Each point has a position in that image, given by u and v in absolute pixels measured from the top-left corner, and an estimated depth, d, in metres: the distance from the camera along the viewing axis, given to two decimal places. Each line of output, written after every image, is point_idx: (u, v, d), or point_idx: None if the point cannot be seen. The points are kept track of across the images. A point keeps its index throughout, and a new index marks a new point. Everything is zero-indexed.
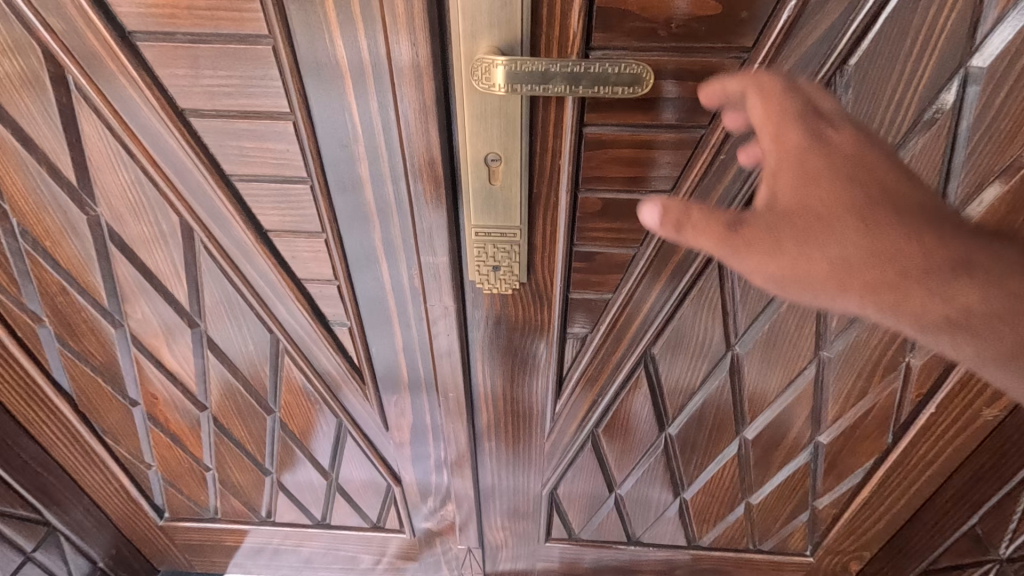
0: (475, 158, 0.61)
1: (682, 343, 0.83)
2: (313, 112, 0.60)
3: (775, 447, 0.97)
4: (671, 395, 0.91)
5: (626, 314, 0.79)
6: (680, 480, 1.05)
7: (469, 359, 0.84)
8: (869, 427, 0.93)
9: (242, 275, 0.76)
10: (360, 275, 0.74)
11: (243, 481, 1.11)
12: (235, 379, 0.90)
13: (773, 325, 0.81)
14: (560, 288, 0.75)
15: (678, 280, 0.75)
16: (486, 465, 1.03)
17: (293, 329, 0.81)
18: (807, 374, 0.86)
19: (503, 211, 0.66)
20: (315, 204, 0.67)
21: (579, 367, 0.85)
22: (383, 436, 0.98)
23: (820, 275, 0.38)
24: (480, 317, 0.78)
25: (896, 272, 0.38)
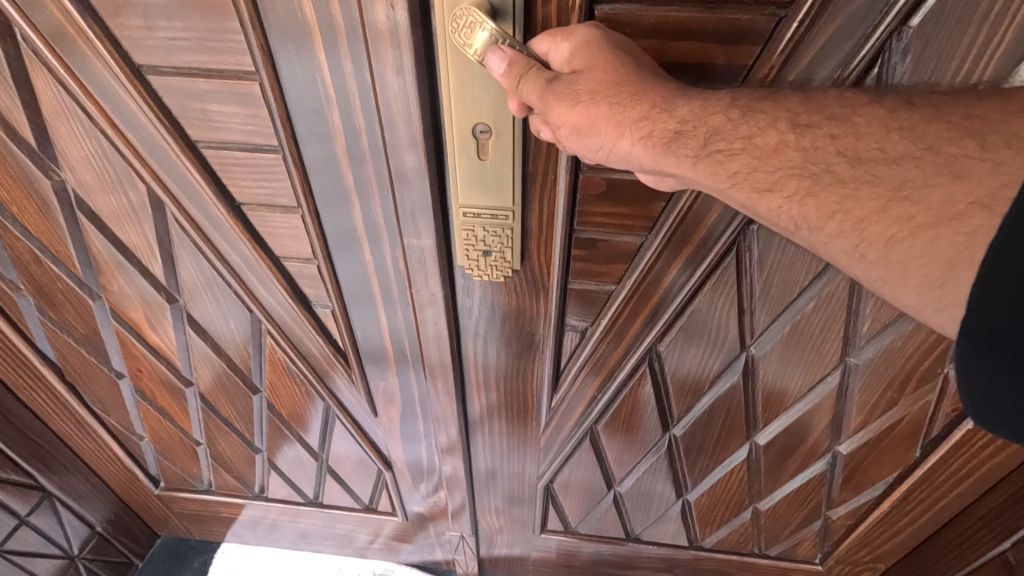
0: (463, 128, 0.54)
1: (691, 340, 0.76)
2: (280, 72, 0.53)
3: (788, 455, 0.90)
4: (678, 394, 0.84)
5: (630, 309, 0.72)
6: (685, 480, 0.98)
7: (459, 345, 0.79)
8: (896, 442, 0.85)
9: (217, 251, 0.71)
10: (340, 256, 0.68)
11: (233, 457, 1.10)
12: (218, 358, 0.87)
13: (795, 327, 0.73)
14: (558, 277, 0.68)
15: (689, 278, 0.68)
16: (479, 454, 0.99)
17: (275, 310, 0.77)
18: (830, 382, 0.79)
19: (494, 189, 0.59)
20: (289, 175, 0.61)
21: (578, 362, 0.79)
22: (372, 421, 0.94)
23: (604, 118, 0.45)
24: (472, 303, 0.72)
25: (648, 104, 0.45)
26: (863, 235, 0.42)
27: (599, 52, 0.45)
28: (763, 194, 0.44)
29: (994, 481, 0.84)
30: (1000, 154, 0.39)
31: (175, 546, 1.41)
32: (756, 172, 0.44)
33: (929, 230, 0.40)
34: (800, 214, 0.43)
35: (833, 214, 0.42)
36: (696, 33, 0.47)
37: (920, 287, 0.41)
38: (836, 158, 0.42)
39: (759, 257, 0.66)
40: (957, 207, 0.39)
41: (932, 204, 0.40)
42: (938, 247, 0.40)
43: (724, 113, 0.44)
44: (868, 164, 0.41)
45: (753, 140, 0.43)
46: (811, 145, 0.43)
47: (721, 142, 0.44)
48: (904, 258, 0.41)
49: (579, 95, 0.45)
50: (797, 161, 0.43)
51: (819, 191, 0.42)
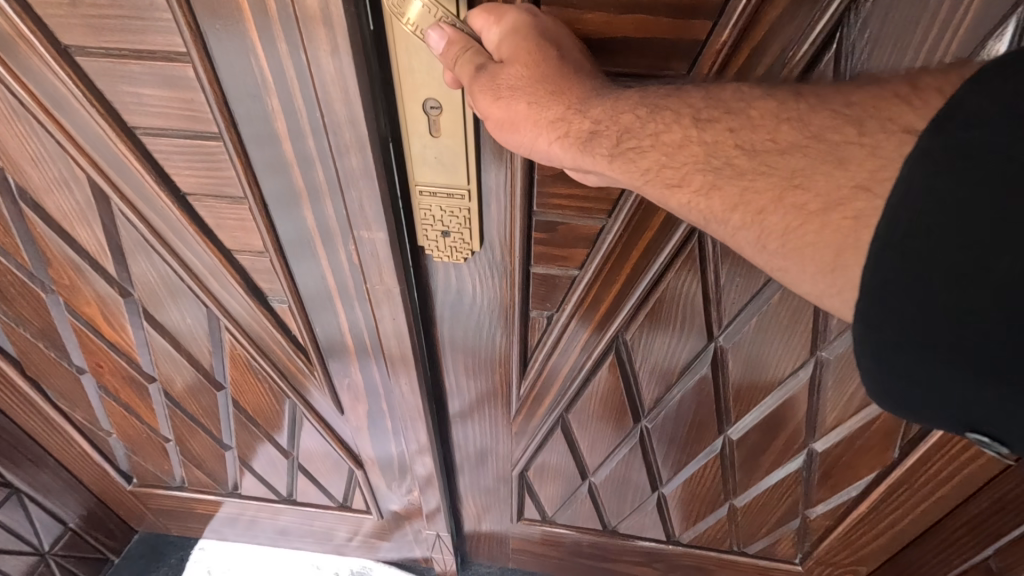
0: (414, 102, 0.52)
1: (657, 331, 0.74)
2: (212, 51, 0.49)
3: (759, 450, 0.88)
4: (646, 387, 0.82)
5: (591, 298, 0.70)
6: (659, 475, 0.97)
7: (419, 339, 0.76)
8: (872, 442, 0.83)
9: (172, 250, 0.68)
10: (292, 250, 0.65)
11: (203, 454, 1.07)
12: (179, 354, 0.84)
13: (762, 319, 0.70)
14: (519, 260, 0.66)
15: (649, 266, 0.66)
16: (451, 442, 0.98)
17: (234, 308, 0.75)
18: (802, 376, 0.76)
19: (447, 169, 0.57)
20: (231, 163, 0.58)
21: (544, 352, 0.77)
22: (340, 420, 0.92)
23: (522, 116, 0.46)
24: (432, 287, 0.71)
25: (564, 104, 0.46)
26: (763, 226, 0.41)
27: (524, 40, 0.45)
28: (673, 189, 0.45)
29: (975, 486, 0.81)
30: (876, 138, 0.38)
31: (153, 541, 1.39)
32: (665, 169, 0.44)
33: (816, 218, 0.39)
34: (708, 208, 0.43)
35: (736, 206, 0.42)
36: (645, 6, 0.45)
37: (816, 274, 0.41)
38: (736, 151, 0.42)
39: (721, 247, 0.63)
40: (841, 190, 0.38)
41: (820, 190, 0.39)
42: (825, 234, 0.39)
43: (634, 112, 0.45)
44: (763, 156, 0.41)
45: (660, 137, 0.44)
46: (711, 139, 0.43)
47: (632, 140, 0.45)
48: (797, 247, 0.40)
49: (500, 89, 0.46)
50: (700, 156, 0.43)
51: (722, 184, 0.42)
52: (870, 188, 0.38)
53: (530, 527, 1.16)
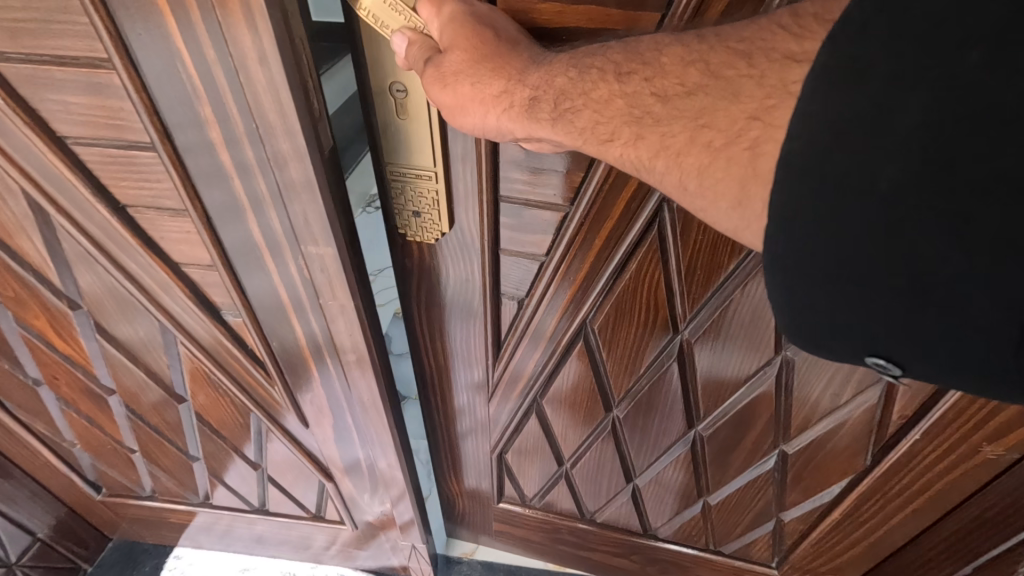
0: (382, 89, 0.63)
1: (620, 321, 0.87)
2: (136, 57, 0.46)
3: (726, 440, 1.01)
4: (615, 374, 0.96)
5: (556, 283, 0.82)
6: (632, 468, 1.14)
7: (408, 311, 0.92)
8: (840, 446, 0.95)
9: (120, 265, 0.65)
10: (242, 264, 0.63)
11: (169, 464, 1.04)
12: (137, 368, 0.81)
13: (723, 311, 0.82)
14: (486, 239, 0.77)
15: (611, 254, 0.78)
16: (435, 414, 1.11)
17: (188, 323, 0.72)
18: (769, 373, 0.89)
19: (414, 150, 0.68)
20: (169, 176, 0.55)
21: (516, 332, 0.90)
22: (308, 434, 0.91)
23: (468, 95, 0.54)
24: (411, 263, 0.84)
25: (505, 79, 0.53)
26: (681, 166, 0.46)
27: (460, 28, 0.53)
28: (607, 143, 0.51)
29: (953, 504, 0.89)
30: (762, 68, 0.44)
31: (127, 549, 1.37)
32: (598, 125, 0.51)
33: (721, 152, 0.44)
34: (636, 157, 0.49)
35: (659, 153, 0.47)
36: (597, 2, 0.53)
37: (726, 210, 0.45)
38: (652, 100, 0.48)
39: (682, 251, 0.76)
40: (738, 122, 0.44)
41: (721, 126, 0.44)
42: (732, 167, 0.44)
43: (565, 74, 0.52)
44: (674, 101, 0.47)
45: (589, 95, 0.51)
46: (631, 91, 0.49)
47: (568, 102, 0.52)
48: (701, 183, 0.45)
49: (446, 78, 0.53)
50: (624, 108, 0.49)
51: (645, 133, 0.48)
52: (761, 117, 0.43)
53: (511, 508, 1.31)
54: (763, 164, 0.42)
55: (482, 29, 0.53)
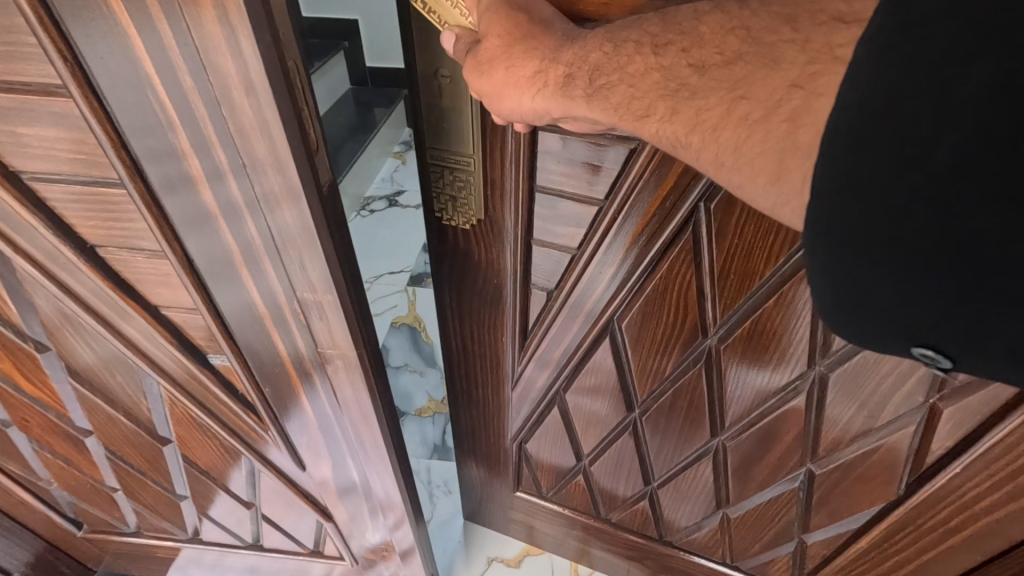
0: (430, 76, 0.73)
1: (644, 324, 0.93)
2: (99, 83, 0.39)
3: (750, 450, 1.03)
4: (640, 376, 1.01)
5: (582, 281, 0.90)
6: (651, 471, 1.19)
7: (442, 294, 1.03)
8: (872, 472, 0.93)
9: (63, 285, 0.56)
10: (229, 309, 0.56)
11: (154, 502, 0.97)
12: (113, 410, 0.74)
13: (754, 321, 0.84)
14: (519, 228, 0.86)
15: (643, 253, 0.83)
16: (468, 397, 1.22)
17: (165, 362, 0.64)
18: (802, 387, 0.89)
19: (454, 136, 0.78)
20: (142, 216, 0.48)
21: (543, 323, 0.99)
22: (303, 475, 0.84)
23: (503, 81, 0.57)
24: (447, 245, 0.94)
25: (539, 58, 0.56)
26: (718, 142, 0.47)
27: (495, 14, 0.56)
28: (642, 120, 0.52)
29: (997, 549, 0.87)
30: (807, 31, 0.44)
31: None
32: (633, 99, 0.52)
33: (759, 125, 0.45)
34: (671, 132, 0.50)
35: (694, 128, 0.49)
36: None
37: (765, 183, 0.46)
38: (688, 70, 0.49)
39: (716, 254, 0.79)
40: (778, 89, 0.44)
41: (760, 96, 0.45)
42: (768, 140, 0.45)
43: (600, 49, 0.53)
44: (712, 71, 0.47)
45: (624, 70, 0.52)
46: (668, 64, 0.50)
47: (603, 78, 0.54)
48: (736, 156, 0.47)
49: (482, 65, 0.57)
50: (659, 81, 0.50)
51: (680, 112, 0.49)
52: (803, 85, 0.43)
53: (527, 498, 1.42)
54: (802, 137, 0.43)
55: (517, 13, 0.56)
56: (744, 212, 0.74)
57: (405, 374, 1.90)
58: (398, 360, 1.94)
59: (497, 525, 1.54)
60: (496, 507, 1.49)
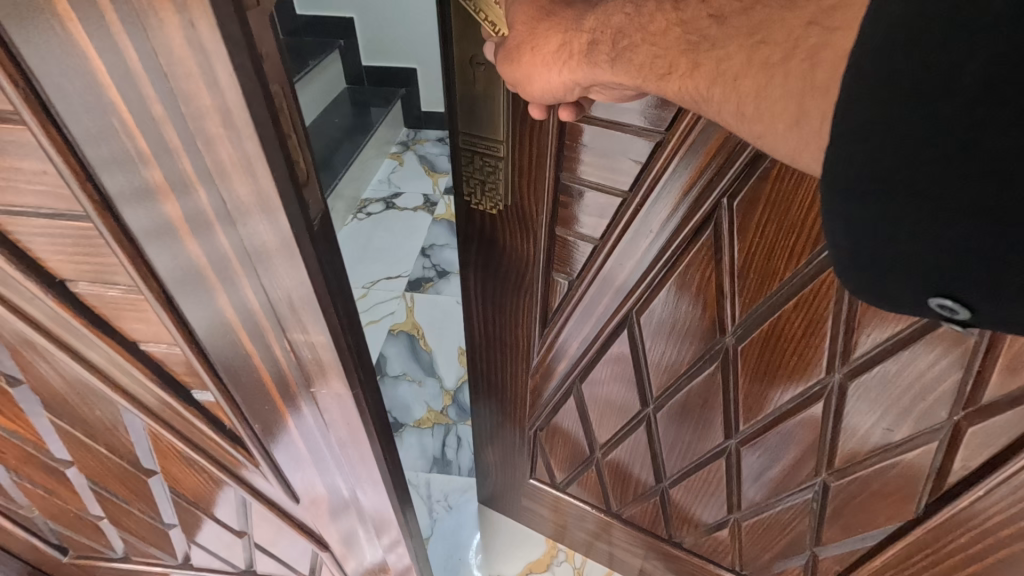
0: (465, 64, 0.84)
1: (661, 317, 1.02)
2: (59, 111, 0.35)
3: (762, 454, 1.06)
4: (656, 370, 1.10)
5: (608, 267, 1.01)
6: (662, 468, 1.25)
7: (466, 279, 1.17)
8: (889, 488, 0.93)
9: (27, 315, 0.51)
10: (214, 346, 0.51)
11: (142, 530, 0.93)
12: (94, 443, 0.70)
13: (775, 323, 0.90)
14: (542, 215, 0.99)
15: (664, 245, 0.94)
16: (495, 377, 1.33)
17: (145, 398, 0.60)
18: (818, 390, 0.92)
19: (488, 126, 0.91)
20: (114, 253, 0.43)
21: (563, 312, 1.11)
22: (294, 506, 0.80)
23: (533, 58, 0.70)
24: (475, 232, 1.09)
25: (562, 33, 0.68)
26: (739, 92, 0.54)
27: (522, 12, 0.70)
28: (664, 77, 0.61)
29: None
30: None
31: None
32: (656, 58, 0.61)
33: (779, 69, 0.50)
34: (693, 86, 0.58)
35: (716, 82, 0.56)
36: None
37: (784, 129, 0.52)
38: (709, 20, 0.56)
39: (738, 251, 0.87)
40: (797, 29, 0.49)
41: (779, 38, 0.50)
42: (788, 83, 0.50)
43: (621, 12, 0.63)
44: (730, 19, 0.54)
45: (644, 28, 0.62)
46: (688, 17, 0.58)
47: (624, 40, 0.64)
48: (756, 104, 0.53)
49: (512, 55, 0.72)
50: (680, 37, 0.58)
51: (703, 63, 0.56)
52: (819, 21, 0.48)
53: (538, 487, 1.48)
54: (821, 74, 0.48)
55: (539, 2, 0.69)
56: (767, 210, 0.81)
57: (403, 384, 1.86)
58: (395, 369, 1.91)
59: (510, 513, 1.58)
60: (508, 499, 1.54)
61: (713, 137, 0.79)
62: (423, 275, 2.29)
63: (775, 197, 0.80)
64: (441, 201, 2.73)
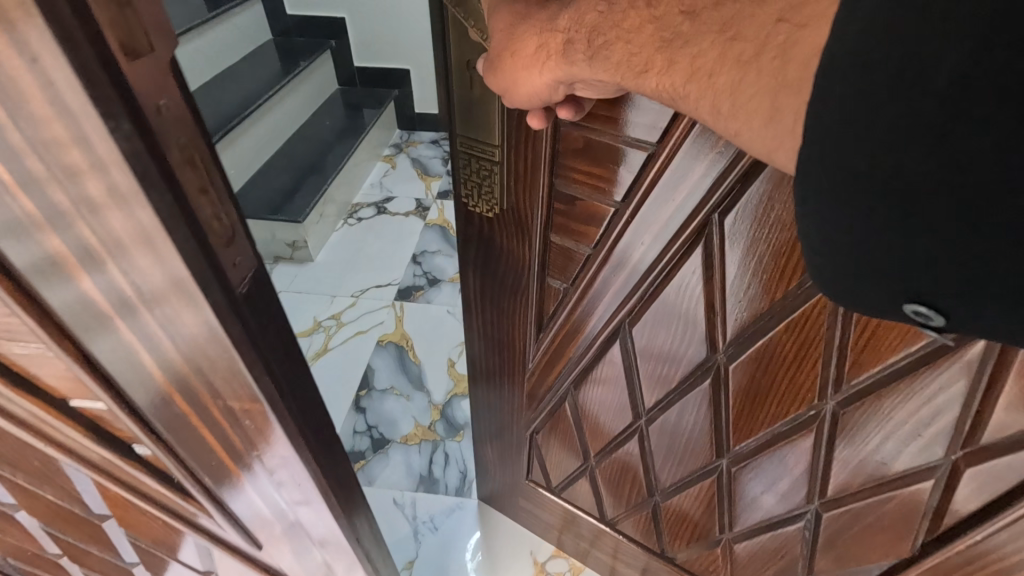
0: (462, 67, 0.86)
1: (654, 328, 0.99)
2: None
3: (754, 479, 1.02)
4: (649, 385, 1.07)
5: (603, 273, 0.98)
6: (654, 484, 1.21)
7: (464, 275, 1.18)
8: (884, 522, 0.89)
9: None
10: (147, 402, 0.47)
11: (104, 568, 0.88)
12: (39, 489, 0.65)
13: (767, 345, 0.86)
14: (539, 212, 0.97)
15: (657, 255, 0.91)
16: (491, 378, 1.32)
17: (81, 452, 0.55)
18: (811, 415, 0.88)
19: (484, 130, 0.92)
20: (16, 313, 0.39)
21: (559, 316, 1.09)
22: (255, 551, 0.75)
23: (514, 65, 0.72)
24: (472, 230, 1.09)
25: (539, 32, 0.69)
26: (714, 88, 0.56)
27: (506, 21, 0.72)
28: (640, 75, 0.62)
29: None
30: None
31: None
32: (631, 56, 0.62)
33: (752, 65, 0.52)
34: (669, 83, 0.60)
35: (692, 78, 0.57)
36: None
37: (758, 124, 0.54)
38: (681, 18, 0.56)
39: (732, 265, 0.83)
40: (766, 27, 0.51)
41: (750, 36, 0.52)
42: (760, 79, 0.52)
43: (596, 9, 0.63)
44: (702, 15, 0.55)
45: (619, 25, 0.62)
46: (661, 15, 0.58)
47: (600, 37, 0.64)
48: (732, 103, 0.55)
49: (495, 65, 0.75)
50: (654, 36, 0.59)
51: (677, 57, 0.58)
52: (788, 17, 0.50)
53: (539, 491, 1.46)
54: (792, 71, 0.50)
55: (517, 7, 0.71)
56: (758, 229, 0.78)
57: (391, 399, 1.82)
58: (382, 382, 1.86)
59: (508, 511, 1.56)
60: (507, 498, 1.53)
61: (704, 151, 0.76)
62: (414, 283, 2.25)
63: (768, 216, 0.76)
64: (433, 206, 2.68)
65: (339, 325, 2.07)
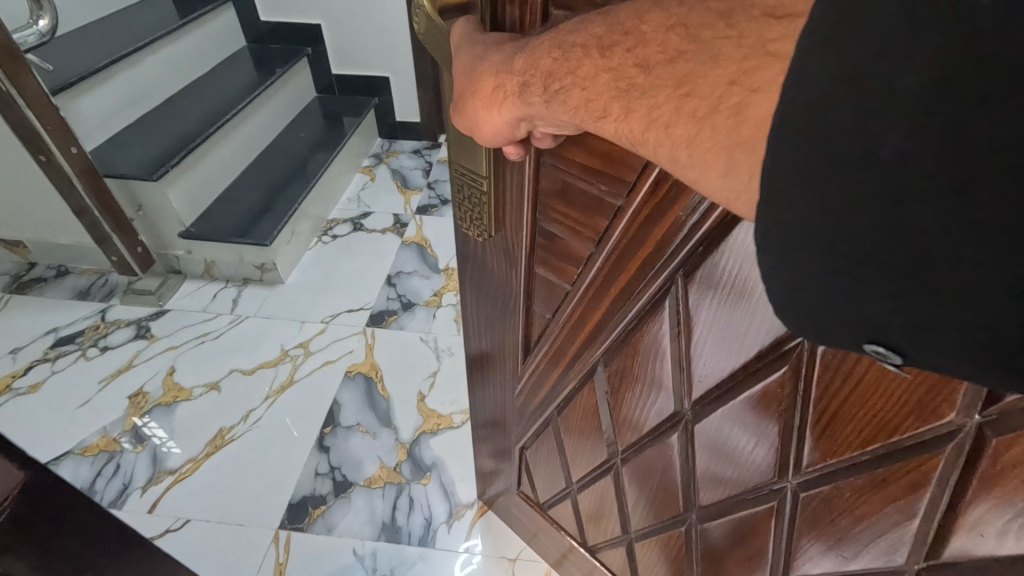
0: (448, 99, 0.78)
1: (628, 373, 0.92)
2: None
3: (715, 544, 0.95)
4: (624, 427, 1.00)
5: (581, 309, 0.92)
6: (627, 522, 1.16)
7: (461, 290, 1.15)
8: None
9: None
10: None
11: None
12: None
13: (727, 412, 0.78)
14: (522, 245, 0.91)
15: (627, 303, 0.84)
16: (487, 389, 1.31)
17: None
18: (767, 494, 0.81)
19: (473, 158, 0.83)
20: None
21: (544, 342, 1.04)
22: None
23: (481, 109, 0.64)
24: (467, 246, 1.06)
25: (496, 74, 0.60)
26: (671, 137, 0.46)
27: (465, 59, 0.65)
28: (600, 120, 0.52)
29: None
30: (743, 27, 0.42)
31: None
32: (589, 102, 0.52)
33: (706, 121, 0.44)
34: (628, 130, 0.50)
35: (650, 127, 0.48)
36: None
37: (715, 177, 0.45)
38: (635, 70, 0.48)
39: (693, 324, 0.76)
40: (719, 88, 0.43)
41: (705, 93, 0.43)
42: (715, 135, 0.43)
43: (551, 57, 0.54)
44: (657, 70, 0.46)
45: (575, 73, 0.52)
46: (615, 65, 0.49)
47: (557, 82, 0.54)
48: (689, 155, 0.46)
49: (459, 105, 0.67)
50: (609, 83, 0.50)
51: (633, 107, 0.48)
52: (741, 81, 0.41)
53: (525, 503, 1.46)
54: (746, 131, 0.42)
55: (476, 50, 0.64)
56: (719, 295, 0.70)
57: (355, 437, 1.75)
58: (348, 418, 1.79)
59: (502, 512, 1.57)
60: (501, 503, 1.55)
61: (667, 212, 0.68)
62: (387, 307, 2.16)
63: (727, 280, 0.68)
64: (412, 222, 2.60)
65: (306, 355, 1.99)
